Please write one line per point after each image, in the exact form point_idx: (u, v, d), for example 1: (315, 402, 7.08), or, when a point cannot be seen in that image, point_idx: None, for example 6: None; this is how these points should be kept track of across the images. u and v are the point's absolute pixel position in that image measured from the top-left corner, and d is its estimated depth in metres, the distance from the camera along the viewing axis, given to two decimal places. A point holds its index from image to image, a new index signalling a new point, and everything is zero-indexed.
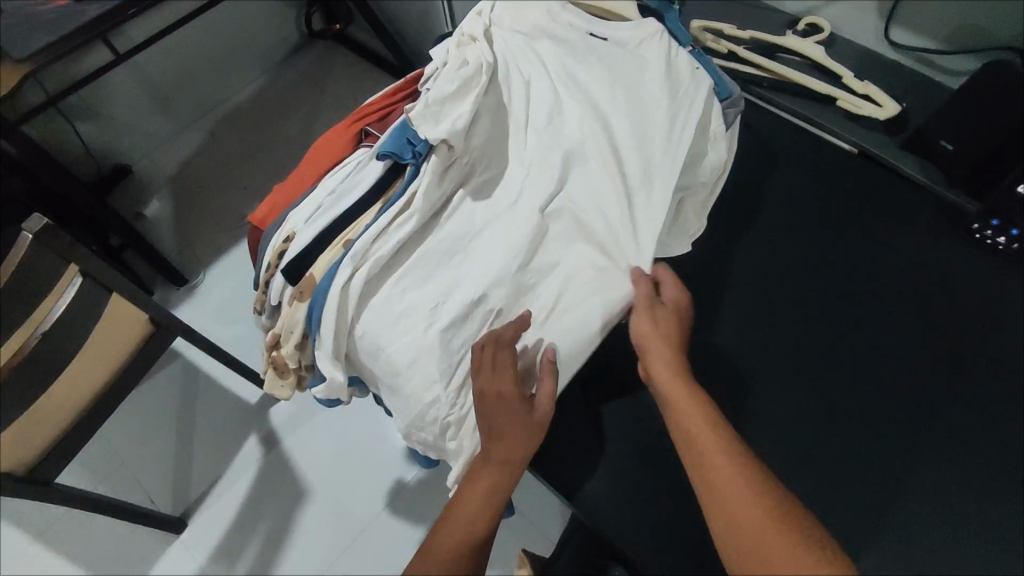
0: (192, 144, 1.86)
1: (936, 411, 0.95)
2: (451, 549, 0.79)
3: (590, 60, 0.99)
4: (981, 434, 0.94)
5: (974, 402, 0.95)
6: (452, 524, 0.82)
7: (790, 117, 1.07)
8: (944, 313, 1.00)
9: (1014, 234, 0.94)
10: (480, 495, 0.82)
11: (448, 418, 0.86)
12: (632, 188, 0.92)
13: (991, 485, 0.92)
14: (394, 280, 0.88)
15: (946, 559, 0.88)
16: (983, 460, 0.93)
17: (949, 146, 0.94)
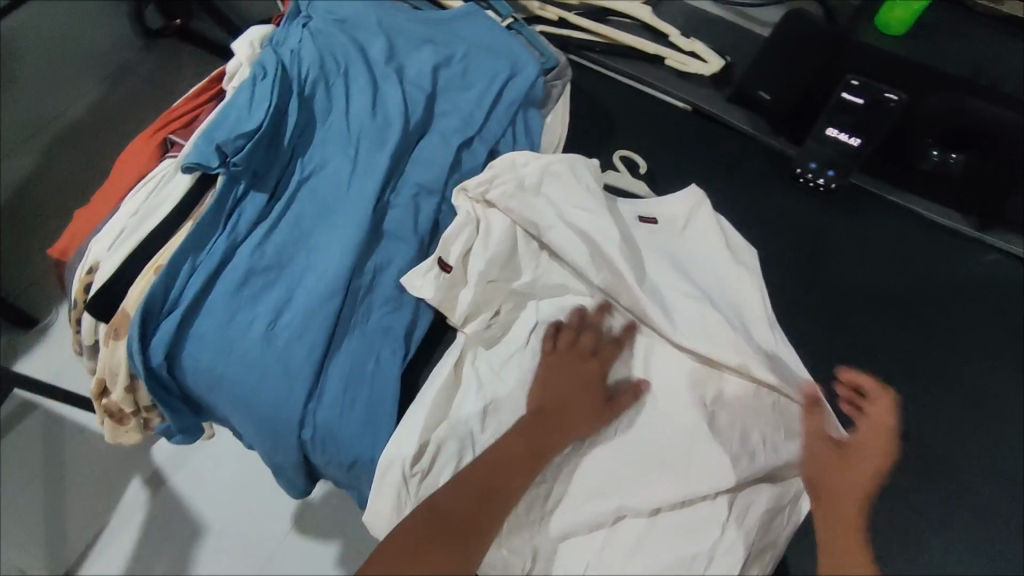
0: (27, 165, 1.34)
1: (892, 344, 0.84)
2: (441, 518, 0.62)
3: (410, 41, 0.90)
4: (949, 365, 0.83)
5: (933, 337, 0.84)
6: (450, 493, 0.64)
7: (620, 79, 1.03)
8: (872, 241, 0.90)
9: (833, 173, 0.91)
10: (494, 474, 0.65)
11: (345, 456, 0.77)
12: (541, 215, 0.80)
13: (970, 424, 0.80)
14: (224, 296, 0.79)
15: (946, 512, 0.76)
16: (962, 397, 0.81)
17: (768, 96, 0.94)
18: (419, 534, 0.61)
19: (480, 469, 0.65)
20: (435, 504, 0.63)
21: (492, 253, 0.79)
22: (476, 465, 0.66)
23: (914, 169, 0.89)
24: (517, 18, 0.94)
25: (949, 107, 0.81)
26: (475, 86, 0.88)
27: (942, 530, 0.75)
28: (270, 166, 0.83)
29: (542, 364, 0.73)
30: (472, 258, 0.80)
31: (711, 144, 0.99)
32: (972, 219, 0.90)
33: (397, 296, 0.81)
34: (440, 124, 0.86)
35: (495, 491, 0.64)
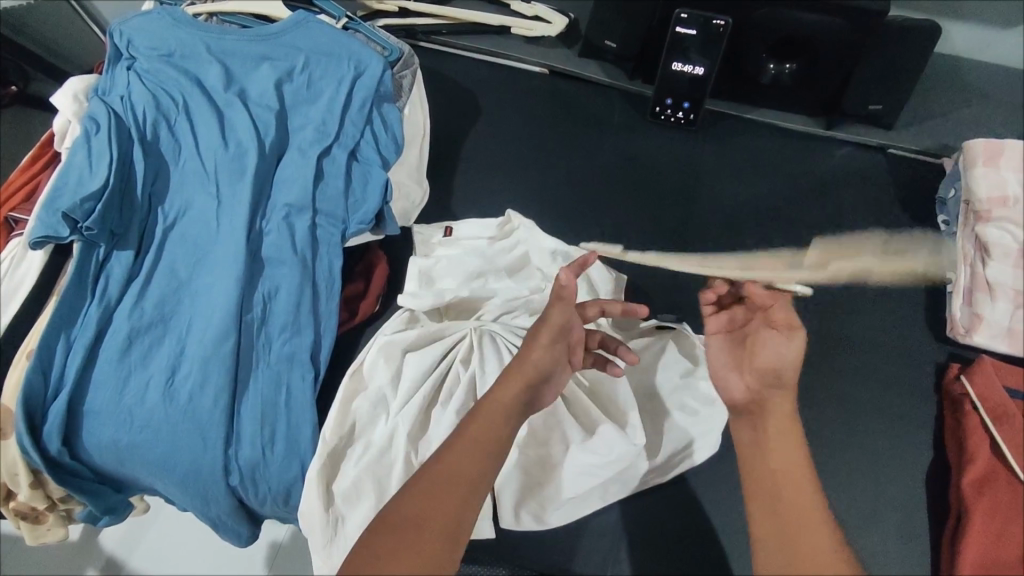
0: None
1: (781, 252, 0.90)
2: (426, 501, 0.54)
3: (245, 61, 0.86)
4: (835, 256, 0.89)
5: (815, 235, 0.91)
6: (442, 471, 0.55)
7: (473, 57, 1.03)
8: (742, 161, 0.96)
9: (688, 105, 0.95)
10: (459, 467, 0.56)
11: (278, 489, 0.76)
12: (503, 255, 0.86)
13: (863, 305, 0.86)
14: (112, 366, 0.75)
15: (864, 391, 0.81)
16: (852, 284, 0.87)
17: (613, 45, 0.97)
18: (412, 517, 0.53)
19: (463, 447, 0.57)
20: (429, 481, 0.55)
21: (458, 266, 0.85)
22: (455, 442, 0.57)
23: (758, 86, 0.94)
24: (351, 17, 0.91)
25: (770, 24, 0.86)
26: (323, 93, 0.85)
27: (861, 406, 0.81)
28: (128, 221, 0.80)
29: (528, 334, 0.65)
30: (450, 271, 0.85)
31: (576, 103, 1.01)
32: (820, 118, 0.97)
33: (293, 319, 0.78)
34: (295, 142, 0.83)
35: (492, 444, 0.58)
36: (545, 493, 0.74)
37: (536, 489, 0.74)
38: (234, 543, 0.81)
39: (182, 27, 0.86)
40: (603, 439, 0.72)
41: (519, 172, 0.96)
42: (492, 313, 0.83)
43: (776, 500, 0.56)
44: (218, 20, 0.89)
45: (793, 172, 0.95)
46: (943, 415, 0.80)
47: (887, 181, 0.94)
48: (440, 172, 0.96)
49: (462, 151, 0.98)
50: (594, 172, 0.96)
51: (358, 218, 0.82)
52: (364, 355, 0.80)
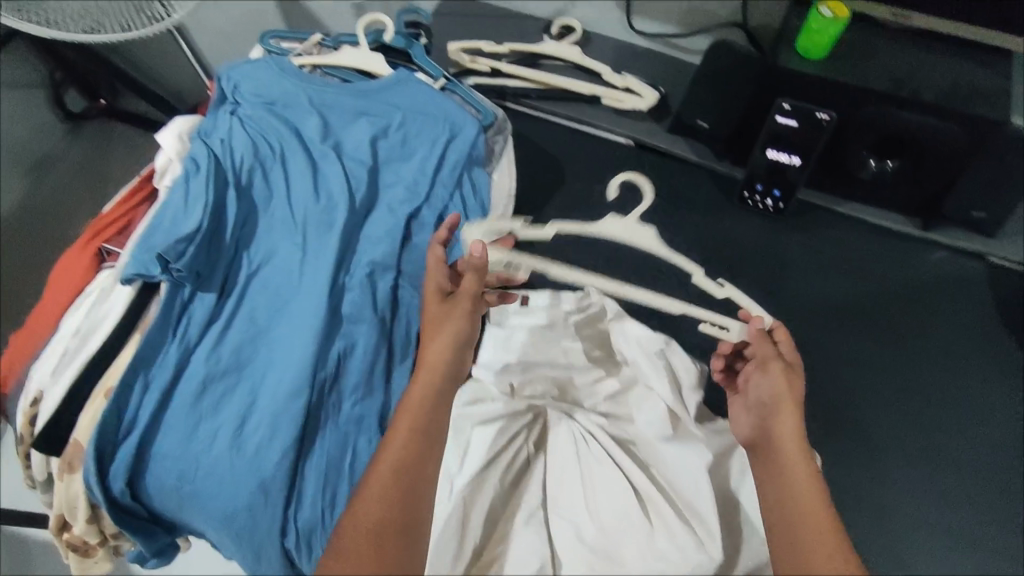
0: None
1: (863, 357, 0.87)
2: (377, 518, 0.56)
3: (344, 114, 0.87)
4: (922, 369, 0.86)
5: (900, 342, 0.88)
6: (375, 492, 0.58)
7: (562, 123, 1.04)
8: (828, 255, 0.93)
9: (779, 193, 0.93)
10: (399, 457, 0.60)
11: None
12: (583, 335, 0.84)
13: (948, 422, 0.83)
14: (184, 409, 0.74)
15: (942, 516, 0.79)
16: (937, 399, 0.84)
17: (706, 125, 0.95)
18: (368, 532, 0.56)
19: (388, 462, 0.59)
20: (369, 505, 0.57)
21: (535, 339, 0.83)
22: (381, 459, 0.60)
23: (856, 180, 0.91)
24: (449, 77, 0.91)
25: (877, 121, 0.83)
26: (416, 154, 0.86)
27: (938, 531, 0.78)
28: (215, 265, 0.80)
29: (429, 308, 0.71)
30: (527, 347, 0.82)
31: (660, 179, 0.99)
32: (915, 218, 0.94)
33: (365, 380, 0.78)
34: (384, 200, 0.84)
35: (420, 436, 0.62)
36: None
37: None
38: None
39: (287, 76, 0.88)
40: (676, 544, 0.71)
41: (599, 244, 0.95)
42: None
43: (795, 536, 0.56)
44: (321, 72, 0.90)
45: (880, 273, 0.92)
46: None
47: (984, 291, 0.90)
48: (518, 237, 0.95)
49: (544, 218, 0.97)
50: (675, 253, 0.94)
51: None
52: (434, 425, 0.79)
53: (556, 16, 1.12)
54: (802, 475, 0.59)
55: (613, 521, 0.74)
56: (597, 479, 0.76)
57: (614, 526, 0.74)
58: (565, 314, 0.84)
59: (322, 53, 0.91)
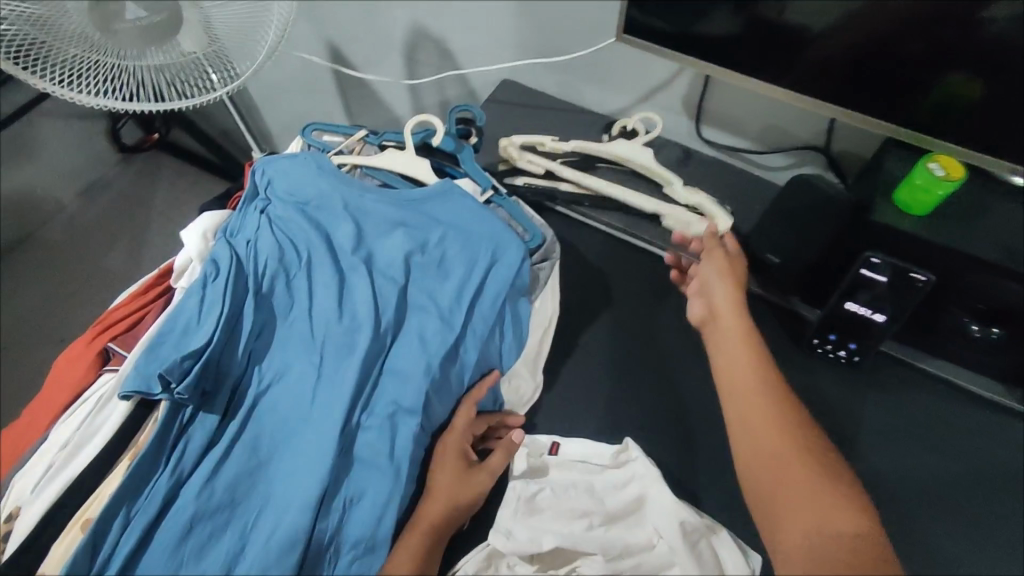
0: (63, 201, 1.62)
1: (952, 554, 0.74)
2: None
3: (380, 223, 0.80)
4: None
5: (994, 540, 0.74)
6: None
7: (614, 233, 0.96)
8: (907, 421, 0.81)
9: (854, 347, 0.82)
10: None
11: None
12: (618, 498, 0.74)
13: None
14: (165, 554, 0.66)
15: None
16: None
17: (777, 261, 0.84)
18: None
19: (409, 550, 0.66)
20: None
21: (558, 504, 0.74)
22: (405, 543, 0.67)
23: (945, 342, 0.81)
24: (497, 189, 0.84)
25: (983, 290, 0.73)
26: (454, 276, 0.77)
27: None
28: (222, 383, 0.73)
29: (446, 474, 0.71)
30: (553, 504, 0.73)
31: None
32: (1014, 390, 0.82)
33: (370, 536, 0.68)
34: (413, 325, 0.75)
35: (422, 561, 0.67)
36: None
37: None
38: None
39: (325, 177, 0.81)
40: None
41: (643, 378, 0.85)
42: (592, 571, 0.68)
43: (760, 475, 0.62)
44: (364, 175, 0.84)
45: (967, 449, 0.80)
46: None
47: None
48: (555, 363, 0.86)
49: (584, 341, 0.88)
50: None
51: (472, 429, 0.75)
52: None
53: (618, 116, 1.05)
54: (763, 408, 0.65)
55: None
56: None
57: None
58: (600, 470, 0.76)
59: (365, 153, 0.86)
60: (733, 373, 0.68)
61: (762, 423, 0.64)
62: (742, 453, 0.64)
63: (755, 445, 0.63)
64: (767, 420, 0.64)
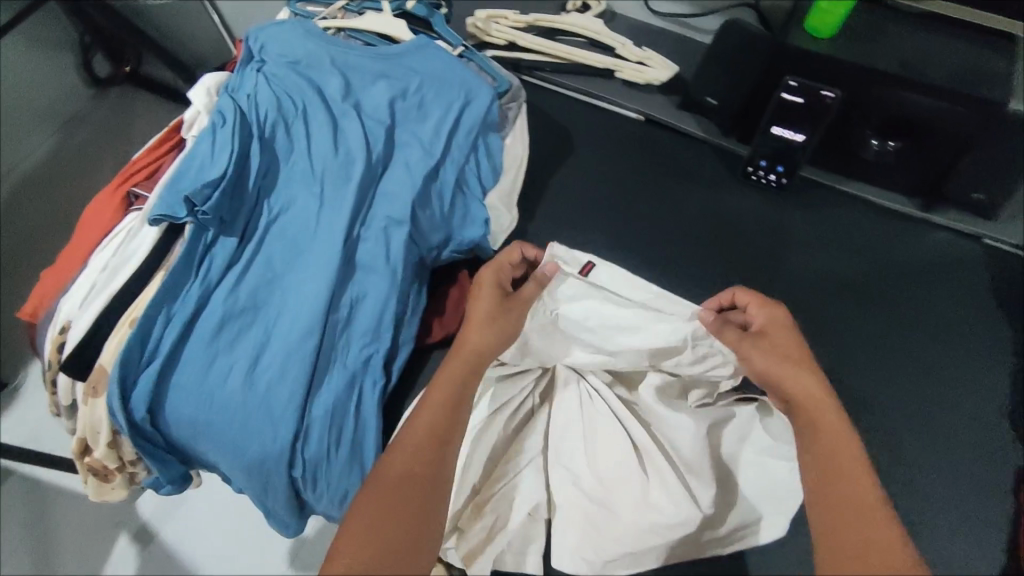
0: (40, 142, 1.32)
1: (864, 329, 0.88)
2: (425, 432, 0.65)
3: (365, 75, 0.91)
4: (918, 344, 0.87)
5: (899, 316, 0.89)
6: (424, 417, 0.66)
7: (575, 96, 1.07)
8: (828, 230, 0.95)
9: (782, 169, 0.95)
10: (432, 420, 0.66)
11: (342, 486, 0.78)
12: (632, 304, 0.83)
13: (943, 393, 0.84)
14: (203, 345, 0.79)
15: (936, 479, 0.78)
16: (929, 370, 0.85)
17: (713, 101, 0.97)
18: (393, 486, 0.60)
19: (436, 394, 0.68)
20: (411, 439, 0.64)
21: (576, 309, 0.84)
22: (429, 395, 0.68)
23: (858, 159, 0.93)
24: (467, 46, 0.95)
25: (881, 103, 0.85)
26: (433, 116, 0.89)
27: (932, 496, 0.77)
28: (237, 212, 0.84)
29: (476, 307, 0.77)
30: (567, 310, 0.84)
31: (666, 152, 1.02)
32: (917, 200, 0.95)
33: (374, 326, 0.81)
34: (401, 158, 0.87)
35: (450, 405, 0.68)
36: (603, 542, 0.75)
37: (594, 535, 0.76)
38: (277, 527, 0.83)
39: (313, 38, 0.92)
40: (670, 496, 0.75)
41: (604, 210, 0.98)
42: (585, 362, 0.84)
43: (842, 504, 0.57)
44: (348, 36, 0.94)
45: (879, 248, 0.93)
46: (1019, 519, 0.76)
47: (983, 275, 0.91)
48: (526, 201, 0.98)
49: (552, 187, 1.00)
50: (678, 222, 0.97)
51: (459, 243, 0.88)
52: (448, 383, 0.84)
53: None
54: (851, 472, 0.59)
55: (608, 473, 0.79)
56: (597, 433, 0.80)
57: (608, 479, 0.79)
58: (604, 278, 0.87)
59: (347, 18, 0.96)
60: (815, 418, 0.64)
61: (846, 468, 0.59)
62: (822, 477, 0.60)
63: (826, 487, 0.59)
64: (850, 476, 0.59)
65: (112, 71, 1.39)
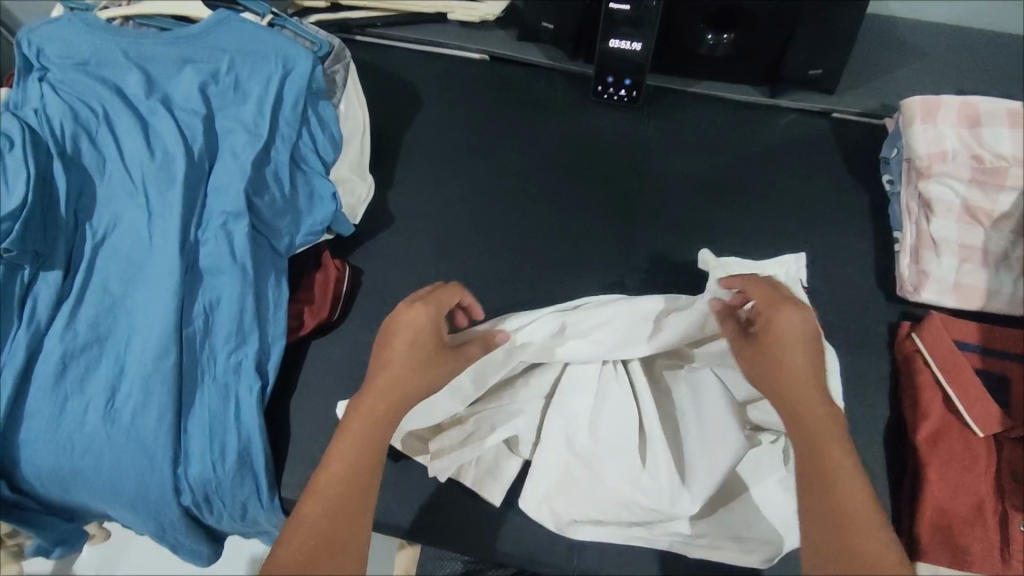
0: None
1: (735, 221, 0.89)
2: (314, 536, 0.54)
3: (167, 64, 0.82)
4: (791, 225, 0.88)
5: (766, 200, 0.90)
6: (316, 495, 0.56)
7: (415, 48, 1.01)
8: (688, 133, 0.95)
9: (629, 82, 0.94)
10: (347, 464, 0.58)
11: (239, 499, 0.74)
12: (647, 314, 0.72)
13: (817, 264, 0.86)
14: (49, 392, 0.72)
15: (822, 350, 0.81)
16: (802, 245, 0.88)
17: (550, 26, 0.95)
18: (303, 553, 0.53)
19: (347, 447, 0.58)
20: (313, 497, 0.56)
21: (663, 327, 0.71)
22: (328, 463, 0.58)
23: (698, 57, 0.94)
24: (276, 13, 0.89)
25: None
26: (252, 95, 0.82)
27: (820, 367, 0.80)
28: (54, 241, 0.76)
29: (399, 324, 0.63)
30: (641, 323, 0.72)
31: (518, 87, 0.99)
32: (764, 87, 0.97)
33: (236, 329, 0.76)
34: (226, 147, 0.81)
35: (369, 446, 0.59)
36: (576, 497, 0.70)
37: (561, 497, 0.70)
38: (187, 557, 0.78)
39: (98, 33, 0.82)
40: (652, 457, 0.69)
41: (466, 159, 0.94)
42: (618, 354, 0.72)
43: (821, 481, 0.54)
44: (140, 26, 0.85)
45: (738, 141, 0.94)
46: (895, 372, 0.79)
47: (832, 146, 0.93)
48: (383, 166, 0.94)
49: (407, 144, 0.95)
50: (542, 155, 0.94)
51: (316, 224, 0.82)
52: (498, 326, 0.74)
53: None
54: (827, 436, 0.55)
55: (608, 430, 0.70)
56: (609, 395, 0.71)
57: (601, 443, 0.70)
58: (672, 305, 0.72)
59: (134, 5, 0.87)
60: (785, 377, 0.58)
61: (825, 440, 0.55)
62: (809, 453, 0.55)
63: (813, 457, 0.55)
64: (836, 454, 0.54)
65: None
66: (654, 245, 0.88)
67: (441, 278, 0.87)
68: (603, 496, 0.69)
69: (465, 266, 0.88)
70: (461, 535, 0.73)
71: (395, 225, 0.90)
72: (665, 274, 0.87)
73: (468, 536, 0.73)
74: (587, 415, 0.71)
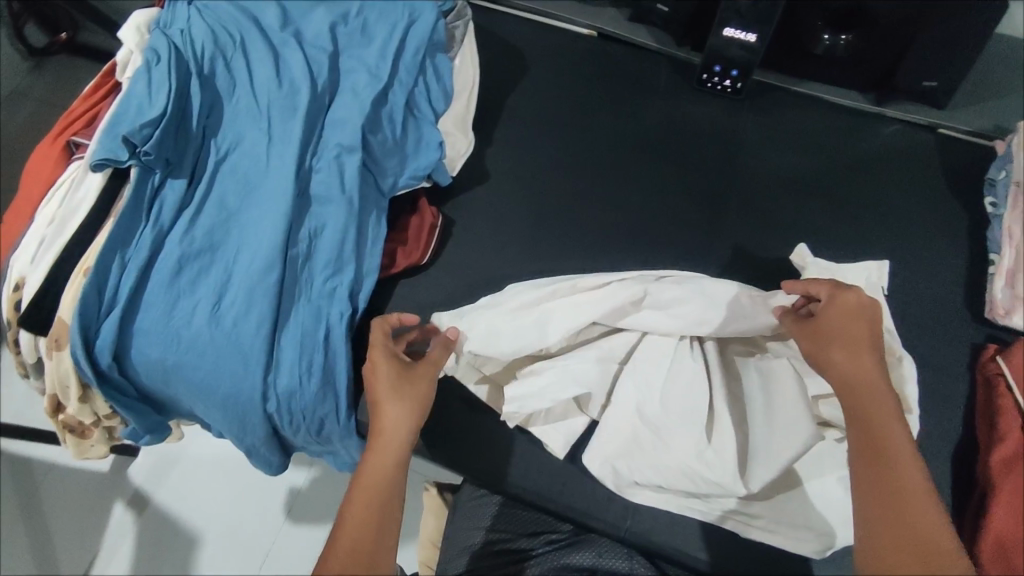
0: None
1: (826, 224, 0.89)
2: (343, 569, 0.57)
3: (302, 4, 0.90)
4: (882, 235, 0.88)
5: (861, 207, 0.90)
6: (343, 537, 0.60)
7: (527, 17, 1.04)
8: (787, 131, 0.95)
9: (736, 73, 0.94)
10: (362, 507, 0.62)
11: (320, 415, 0.79)
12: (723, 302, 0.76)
13: (905, 276, 0.85)
14: (165, 288, 0.78)
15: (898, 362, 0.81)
16: (891, 255, 0.87)
17: (665, 8, 0.96)
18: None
19: (354, 505, 0.62)
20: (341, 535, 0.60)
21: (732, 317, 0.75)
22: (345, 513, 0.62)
23: (810, 56, 0.93)
24: None
25: None
26: (377, 39, 0.88)
27: None
28: (183, 152, 0.81)
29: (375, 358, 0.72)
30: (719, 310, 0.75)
31: (623, 66, 1.00)
32: (870, 94, 0.96)
33: (336, 256, 0.81)
34: (346, 85, 0.86)
35: (376, 496, 0.63)
36: (640, 461, 0.72)
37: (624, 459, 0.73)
38: (261, 463, 0.84)
39: None
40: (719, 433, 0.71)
41: (564, 129, 0.97)
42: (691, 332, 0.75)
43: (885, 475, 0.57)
44: None
45: (838, 144, 0.94)
46: (974, 395, 0.79)
47: (935, 163, 0.92)
48: (484, 125, 0.97)
49: (509, 107, 0.98)
50: (638, 134, 0.96)
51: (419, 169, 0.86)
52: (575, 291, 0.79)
53: None
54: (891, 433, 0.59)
55: (678, 402, 0.73)
56: (682, 371, 0.74)
57: (669, 413, 0.73)
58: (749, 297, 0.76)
59: None
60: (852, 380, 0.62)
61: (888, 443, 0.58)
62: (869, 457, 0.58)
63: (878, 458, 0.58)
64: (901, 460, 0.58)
65: (48, 40, 1.02)
66: (739, 236, 0.89)
67: (527, 238, 0.90)
68: (667, 463, 0.71)
69: (550, 232, 0.90)
70: (520, 483, 0.76)
71: (488, 182, 0.94)
72: (747, 265, 0.87)
73: (529, 483, 0.76)
74: (658, 386, 0.74)
